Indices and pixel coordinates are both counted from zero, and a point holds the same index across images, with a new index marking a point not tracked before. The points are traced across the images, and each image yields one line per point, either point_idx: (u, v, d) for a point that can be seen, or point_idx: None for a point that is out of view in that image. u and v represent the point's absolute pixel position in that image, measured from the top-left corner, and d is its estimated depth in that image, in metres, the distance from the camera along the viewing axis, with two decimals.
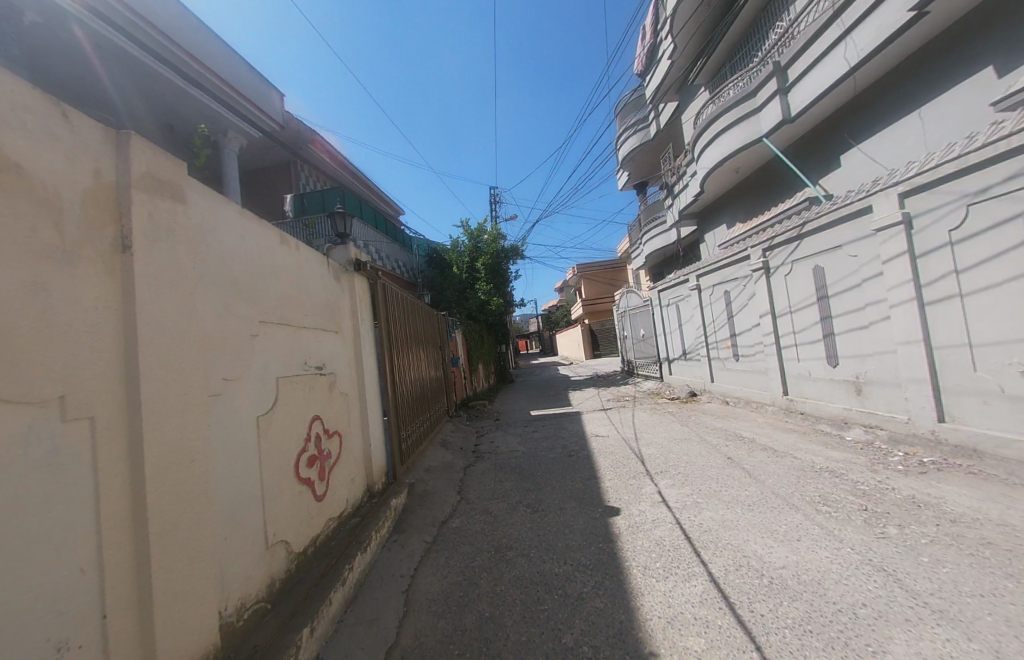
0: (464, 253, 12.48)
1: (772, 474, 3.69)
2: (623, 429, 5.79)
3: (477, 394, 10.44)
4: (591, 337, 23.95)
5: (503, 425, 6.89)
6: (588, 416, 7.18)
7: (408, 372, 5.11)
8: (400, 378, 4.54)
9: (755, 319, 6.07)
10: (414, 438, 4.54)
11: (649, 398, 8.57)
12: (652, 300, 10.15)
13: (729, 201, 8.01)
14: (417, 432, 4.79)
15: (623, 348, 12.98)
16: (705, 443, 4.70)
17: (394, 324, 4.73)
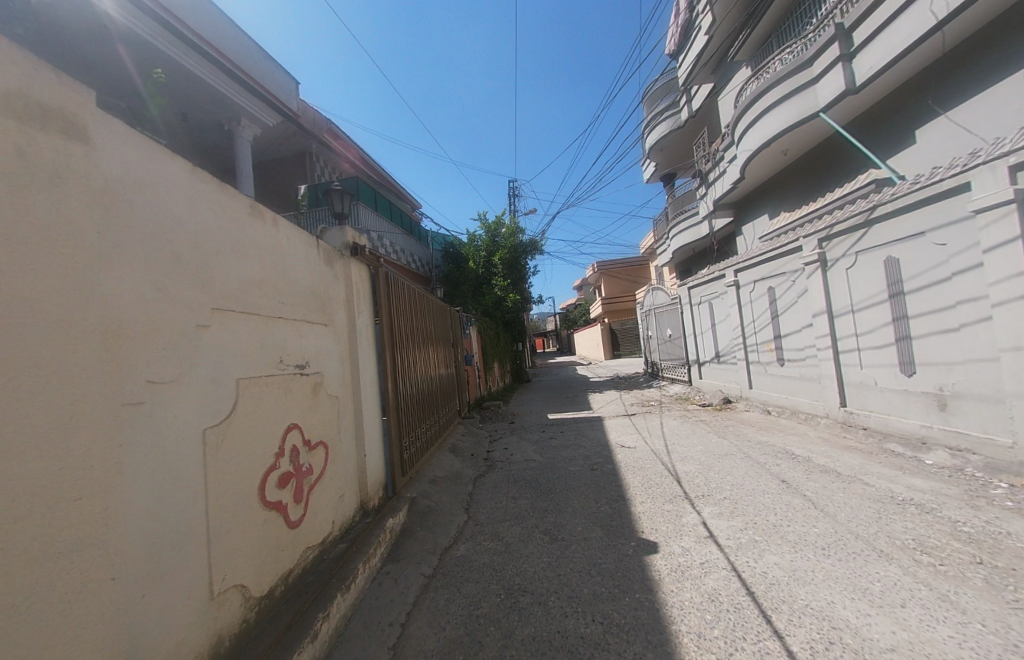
0: (481, 247, 12.03)
1: (841, 503, 3.01)
2: (651, 439, 5.21)
3: (492, 394, 9.99)
4: (612, 337, 23.11)
5: (518, 430, 6.40)
6: (611, 422, 6.60)
7: (415, 372, 4.69)
8: (405, 378, 4.12)
9: (807, 320, 5.32)
10: (419, 445, 4.13)
11: (677, 403, 7.90)
12: (682, 298, 9.41)
13: (774, 189, 7.23)
14: (423, 437, 4.38)
15: (647, 349, 12.22)
16: (749, 460, 4.09)
17: (400, 319, 4.31)
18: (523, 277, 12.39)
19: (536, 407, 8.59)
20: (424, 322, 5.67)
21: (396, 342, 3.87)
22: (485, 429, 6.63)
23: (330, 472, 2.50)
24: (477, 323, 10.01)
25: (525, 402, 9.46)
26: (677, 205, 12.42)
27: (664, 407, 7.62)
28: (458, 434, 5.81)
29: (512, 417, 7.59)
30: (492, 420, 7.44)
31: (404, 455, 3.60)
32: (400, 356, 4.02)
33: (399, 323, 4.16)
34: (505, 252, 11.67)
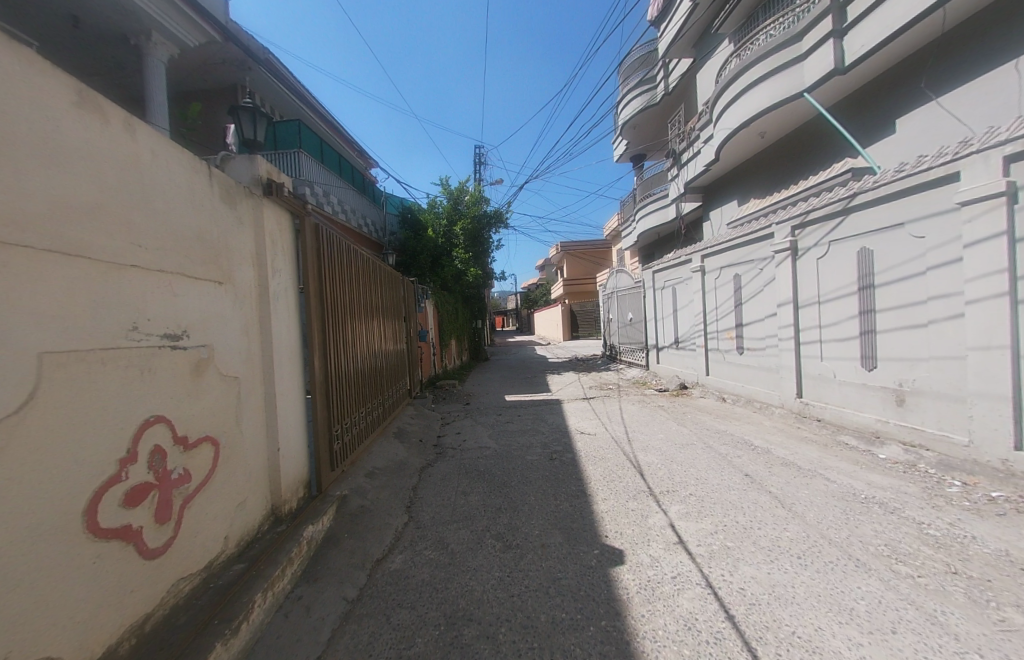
0: (442, 214, 11.28)
1: (805, 500, 2.91)
2: (610, 424, 5.01)
3: (445, 373, 9.38)
4: (572, 318, 23.16)
5: (473, 413, 5.97)
6: (570, 406, 6.37)
7: (356, 348, 4.05)
8: (341, 355, 3.50)
9: (770, 310, 5.09)
10: (356, 432, 3.57)
11: (635, 387, 7.82)
12: (644, 282, 9.13)
13: (744, 175, 7.08)
14: (362, 423, 3.81)
15: (606, 333, 12.06)
16: (707, 449, 3.97)
17: (339, 284, 3.63)
18: (485, 251, 11.79)
19: (494, 388, 8.20)
20: (370, 291, 4.96)
21: (330, 312, 3.22)
22: (437, 412, 6.12)
23: (223, 477, 1.89)
24: (434, 296, 9.34)
25: (482, 382, 9.04)
26: (645, 188, 12.22)
27: (623, 391, 7.50)
28: (405, 417, 5.26)
29: (467, 398, 7.14)
30: (444, 401, 6.94)
31: (336, 446, 3.04)
32: (335, 328, 3.37)
33: (336, 289, 3.49)
34: (467, 222, 11.01)
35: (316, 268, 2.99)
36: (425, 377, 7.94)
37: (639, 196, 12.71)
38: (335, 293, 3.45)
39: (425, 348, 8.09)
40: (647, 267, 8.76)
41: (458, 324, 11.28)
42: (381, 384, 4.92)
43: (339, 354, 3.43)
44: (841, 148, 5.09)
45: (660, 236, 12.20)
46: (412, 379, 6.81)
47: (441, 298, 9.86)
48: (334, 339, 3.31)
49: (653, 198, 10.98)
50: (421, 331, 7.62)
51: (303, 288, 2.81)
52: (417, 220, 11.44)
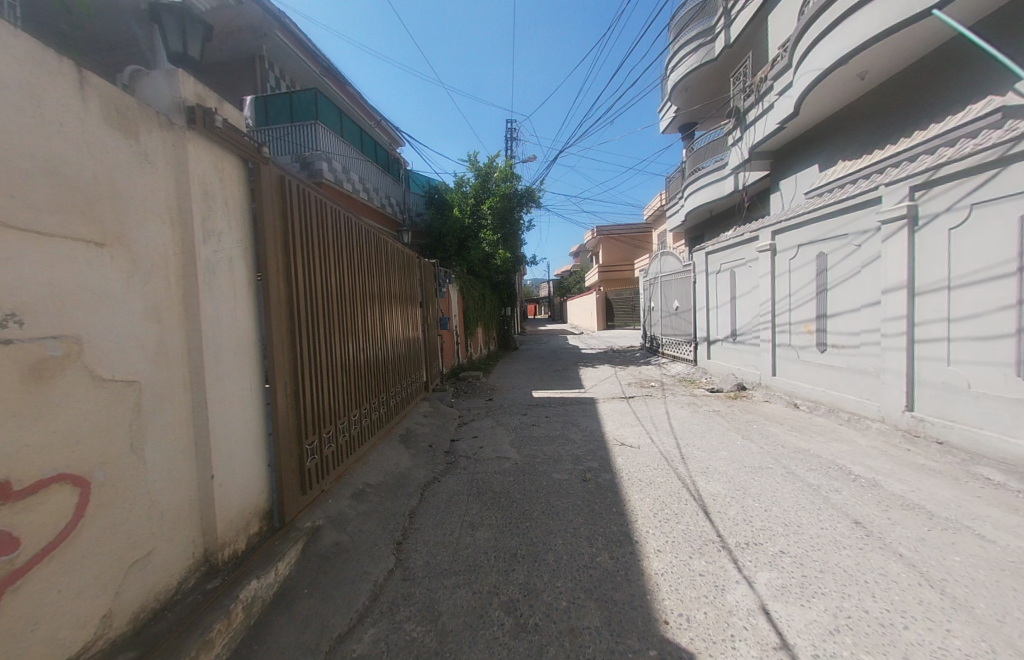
0: (469, 194, 10.54)
1: (975, 579, 1.81)
2: (654, 434, 4.17)
3: (470, 364, 8.79)
4: (607, 306, 21.92)
5: (496, 411, 5.30)
6: (605, 406, 5.55)
7: (352, 339, 3.52)
8: (329, 347, 2.95)
9: (867, 297, 3.96)
10: (346, 440, 3.02)
11: (681, 385, 6.84)
12: (694, 266, 8.00)
13: (831, 131, 5.75)
14: (357, 428, 3.26)
15: (647, 323, 10.94)
16: (791, 476, 3.05)
17: (326, 264, 3.08)
18: (515, 233, 10.87)
19: (520, 381, 7.51)
20: (375, 276, 4.43)
21: (307, 296, 2.66)
22: (455, 408, 5.52)
23: (96, 532, 1.28)
24: (459, 281, 8.67)
25: (508, 374, 8.37)
26: (700, 158, 10.76)
27: (667, 388, 6.59)
28: (416, 416, 4.68)
29: (490, 392, 6.51)
30: (465, 395, 6.34)
31: (309, 459, 2.50)
32: (318, 315, 2.82)
33: (319, 268, 2.93)
34: (496, 200, 10.12)
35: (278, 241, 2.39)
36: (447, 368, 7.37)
37: (691, 168, 11.25)
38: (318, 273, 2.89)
39: (448, 338, 7.50)
40: (701, 247, 7.63)
41: (485, 312, 10.62)
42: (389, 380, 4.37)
43: (324, 346, 2.88)
44: (991, 77, 3.76)
45: (715, 213, 10.75)
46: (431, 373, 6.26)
47: (466, 283, 9.17)
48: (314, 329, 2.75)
49: (710, 169, 9.58)
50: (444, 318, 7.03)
51: (256, 262, 2.21)
52: (443, 200, 10.80)
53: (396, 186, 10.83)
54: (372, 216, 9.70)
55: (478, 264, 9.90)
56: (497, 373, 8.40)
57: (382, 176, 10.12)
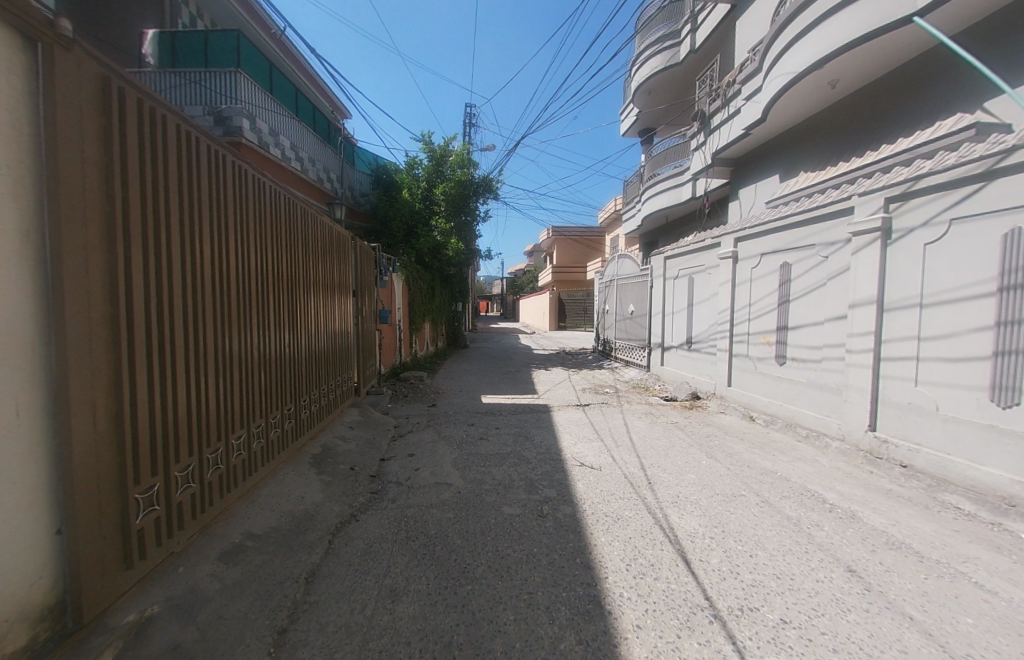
0: (421, 177, 9.66)
1: (1003, 657, 1.50)
2: (613, 449, 3.75)
3: (413, 362, 7.97)
4: (560, 306, 21.90)
5: (437, 420, 4.60)
6: (560, 414, 5.08)
7: (246, 331, 2.60)
8: (201, 341, 2.05)
9: (834, 311, 3.88)
10: (220, 473, 2.14)
11: (636, 392, 6.61)
12: (652, 271, 7.86)
13: (795, 141, 5.80)
14: (241, 454, 2.38)
15: (600, 326, 10.77)
16: (765, 504, 2.76)
17: (206, 224, 2.18)
18: (470, 223, 10.11)
19: (469, 383, 6.86)
20: (289, 253, 3.49)
21: (167, 265, 1.78)
22: (390, 417, 4.73)
23: None
24: (404, 270, 7.77)
25: (455, 375, 7.67)
26: (658, 163, 10.81)
27: (622, 395, 6.32)
28: (339, 428, 3.84)
29: (433, 397, 5.78)
30: (404, 400, 5.56)
31: (148, 512, 1.62)
32: (186, 295, 1.93)
33: (193, 229, 2.03)
34: (449, 185, 9.25)
35: (118, 171, 1.51)
36: (384, 367, 6.49)
37: (649, 173, 11.30)
38: (190, 235, 2.00)
39: (388, 333, 6.64)
40: (660, 252, 7.49)
41: (434, 306, 9.81)
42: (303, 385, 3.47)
43: (194, 340, 1.99)
44: (961, 93, 3.80)
45: (670, 219, 10.86)
46: (363, 374, 5.34)
47: (414, 273, 8.32)
48: (179, 314, 1.87)
49: (671, 173, 9.62)
50: (383, 311, 6.17)
51: (44, 209, 1.24)
52: (392, 180, 9.81)
53: (336, 158, 9.64)
54: (308, 188, 8.58)
55: (429, 253, 9.06)
56: (444, 374, 7.68)
57: (319, 146, 9.00)
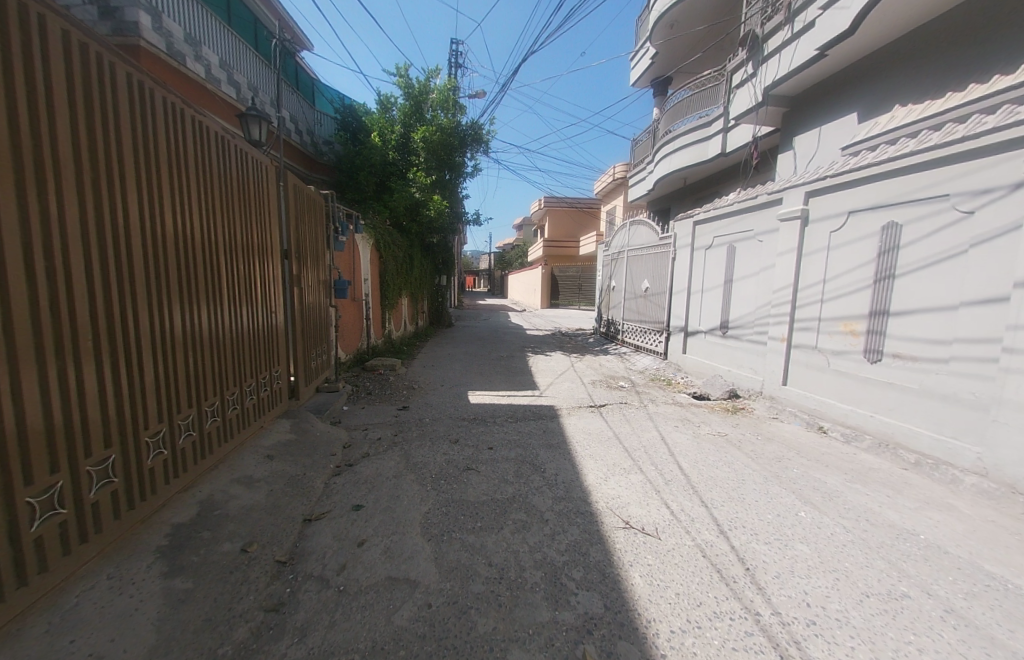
0: (397, 119, 7.84)
1: None
2: (662, 492, 2.54)
3: (385, 347, 6.56)
4: (553, 282, 20.44)
5: (406, 437, 3.29)
6: (572, 421, 3.84)
7: (193, 301, 2.38)
8: (130, 307, 1.85)
9: (984, 291, 2.79)
10: (163, 458, 1.97)
11: (657, 386, 5.45)
12: (675, 239, 6.57)
13: (892, 65, 4.58)
14: (189, 436, 2.21)
15: (602, 304, 9.47)
16: (956, 619, 1.59)
17: (114, 175, 1.81)
18: (456, 180, 8.44)
19: (451, 374, 5.53)
20: (233, 212, 2.89)
21: None
22: (337, 429, 3.41)
23: None
24: (373, 233, 6.20)
25: (434, 362, 6.31)
26: (676, 115, 9.29)
27: (641, 391, 5.14)
28: (247, 461, 2.54)
29: (405, 394, 4.43)
30: (366, 399, 4.21)
31: (93, 490, 1.56)
32: None
33: (113, 177, 1.80)
34: (430, 129, 7.47)
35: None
36: (347, 354, 5.19)
37: (665, 129, 9.77)
38: (109, 184, 1.79)
39: (351, 310, 5.28)
40: (689, 215, 6.18)
41: (413, 279, 8.26)
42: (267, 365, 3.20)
43: (122, 307, 1.81)
44: None
45: (689, 182, 9.48)
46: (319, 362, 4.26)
47: (387, 237, 6.75)
48: None
49: (696, 124, 8.18)
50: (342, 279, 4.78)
51: None
52: (359, 125, 7.94)
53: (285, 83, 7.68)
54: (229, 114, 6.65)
55: (406, 214, 7.44)
56: (422, 361, 6.31)
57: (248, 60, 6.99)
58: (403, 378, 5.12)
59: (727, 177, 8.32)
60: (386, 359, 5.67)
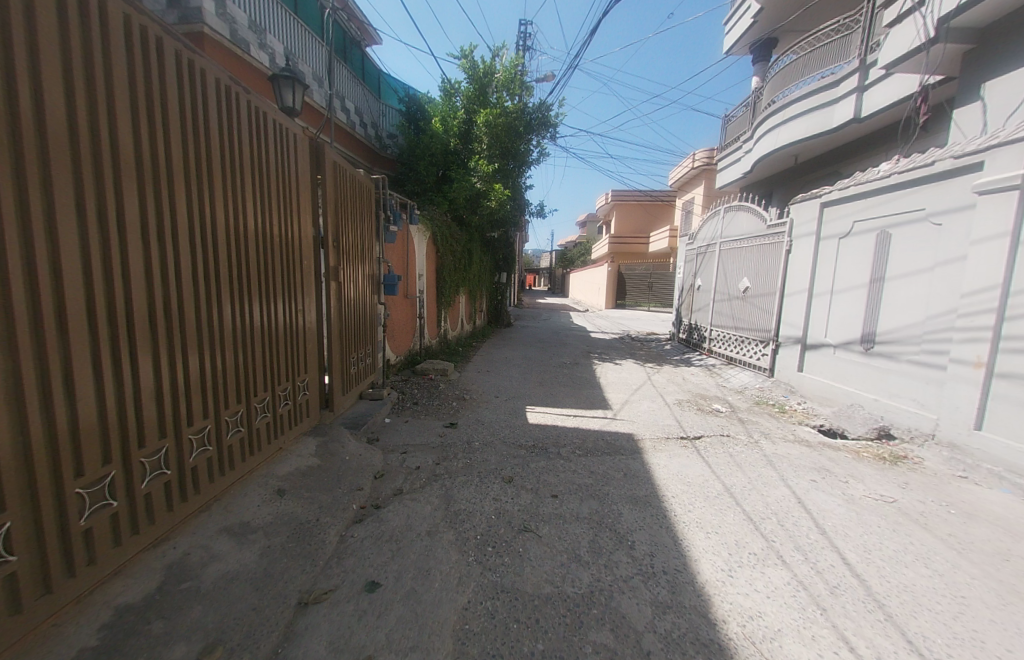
0: (460, 105, 7.39)
1: None
2: (805, 568, 1.80)
3: (436, 349, 5.97)
4: (619, 281, 18.93)
5: (448, 468, 2.59)
6: (659, 460, 2.88)
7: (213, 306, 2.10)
8: (209, 300, 2.03)
9: None
10: (210, 455, 1.96)
11: (768, 413, 4.21)
12: (788, 224, 5.03)
13: None
14: (237, 432, 2.26)
15: (680, 305, 8.04)
16: None
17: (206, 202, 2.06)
18: (519, 167, 7.71)
19: (506, 382, 4.80)
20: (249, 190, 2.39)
21: None
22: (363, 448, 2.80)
23: None
24: (430, 224, 5.67)
25: (487, 366, 5.62)
26: (783, 81, 7.54)
27: (746, 421, 3.96)
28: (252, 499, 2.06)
29: (442, 407, 3.73)
30: (399, 413, 3.55)
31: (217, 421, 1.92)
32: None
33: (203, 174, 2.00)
34: (494, 112, 6.88)
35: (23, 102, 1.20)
36: (395, 356, 4.64)
37: (768, 99, 8.03)
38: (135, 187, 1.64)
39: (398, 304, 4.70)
40: (819, 194, 4.56)
41: (471, 275, 7.76)
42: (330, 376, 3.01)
43: (204, 297, 2.00)
44: None
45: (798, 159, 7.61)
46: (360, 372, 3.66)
47: (444, 230, 6.21)
48: None
49: (818, 84, 6.40)
50: (391, 274, 4.18)
51: None
52: (422, 114, 7.62)
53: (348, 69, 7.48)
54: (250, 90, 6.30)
55: (464, 204, 6.87)
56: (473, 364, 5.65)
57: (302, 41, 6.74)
58: (446, 383, 4.43)
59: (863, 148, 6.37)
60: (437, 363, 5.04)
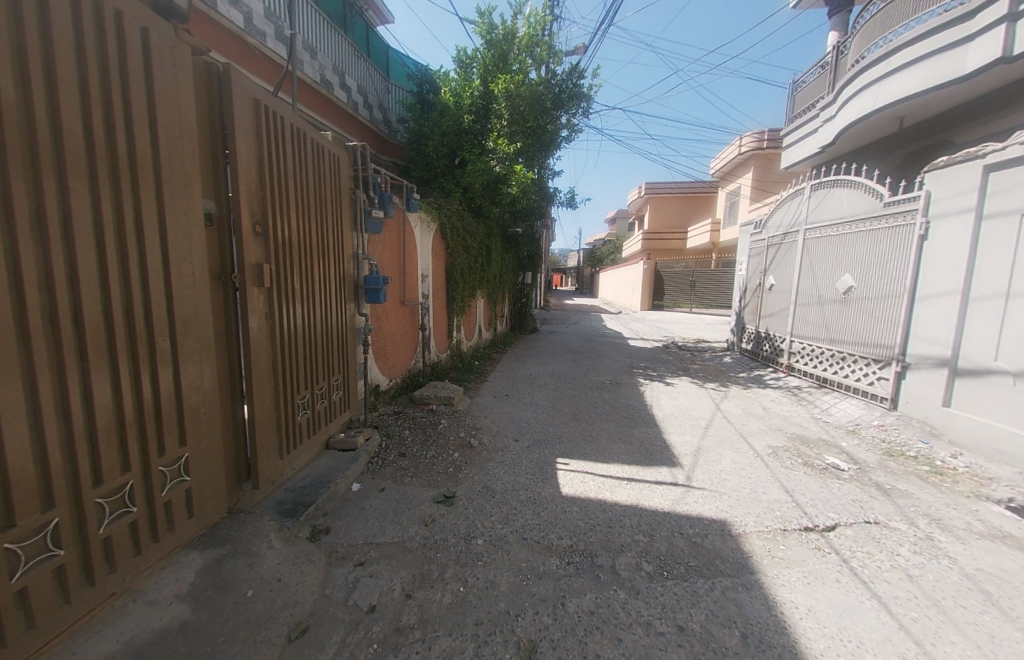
0: (476, 76, 6.33)
1: None
2: None
3: (442, 367, 4.84)
4: (656, 279, 17.30)
5: (423, 607, 1.47)
6: (794, 592, 1.61)
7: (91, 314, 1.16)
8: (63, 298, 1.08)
9: None
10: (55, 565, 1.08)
11: (921, 475, 2.80)
12: (916, 204, 3.51)
13: None
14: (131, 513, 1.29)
15: (743, 309, 6.53)
16: None
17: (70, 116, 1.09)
18: (544, 149, 6.50)
19: (528, 415, 3.61)
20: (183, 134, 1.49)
21: None
22: (285, 553, 1.70)
23: None
24: (435, 213, 4.59)
25: (504, 387, 4.45)
26: (874, 30, 5.71)
27: (893, 489, 2.59)
28: None
29: (430, 465, 2.56)
30: (371, 477, 2.43)
31: None
32: None
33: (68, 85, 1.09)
34: (515, 79, 5.77)
35: None
36: (385, 379, 3.58)
37: (852, 56, 6.24)
38: None
39: (390, 313, 3.60)
40: (978, 153, 3.01)
41: (489, 275, 6.64)
42: (270, 433, 1.97)
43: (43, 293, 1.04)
44: None
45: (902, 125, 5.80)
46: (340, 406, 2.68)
47: (457, 222, 5.12)
48: None
49: (939, 21, 4.61)
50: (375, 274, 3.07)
51: None
52: (432, 90, 6.60)
53: (352, 42, 6.48)
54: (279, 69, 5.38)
55: (481, 191, 5.76)
56: (486, 385, 4.50)
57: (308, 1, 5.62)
58: (445, 420, 3.28)
59: (1014, 99, 4.54)
60: (441, 386, 3.92)
